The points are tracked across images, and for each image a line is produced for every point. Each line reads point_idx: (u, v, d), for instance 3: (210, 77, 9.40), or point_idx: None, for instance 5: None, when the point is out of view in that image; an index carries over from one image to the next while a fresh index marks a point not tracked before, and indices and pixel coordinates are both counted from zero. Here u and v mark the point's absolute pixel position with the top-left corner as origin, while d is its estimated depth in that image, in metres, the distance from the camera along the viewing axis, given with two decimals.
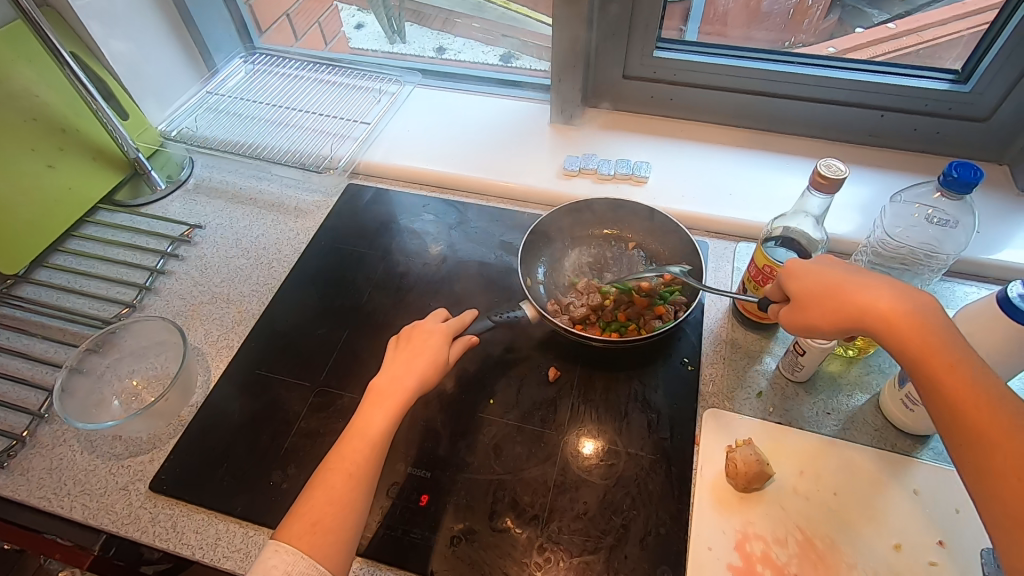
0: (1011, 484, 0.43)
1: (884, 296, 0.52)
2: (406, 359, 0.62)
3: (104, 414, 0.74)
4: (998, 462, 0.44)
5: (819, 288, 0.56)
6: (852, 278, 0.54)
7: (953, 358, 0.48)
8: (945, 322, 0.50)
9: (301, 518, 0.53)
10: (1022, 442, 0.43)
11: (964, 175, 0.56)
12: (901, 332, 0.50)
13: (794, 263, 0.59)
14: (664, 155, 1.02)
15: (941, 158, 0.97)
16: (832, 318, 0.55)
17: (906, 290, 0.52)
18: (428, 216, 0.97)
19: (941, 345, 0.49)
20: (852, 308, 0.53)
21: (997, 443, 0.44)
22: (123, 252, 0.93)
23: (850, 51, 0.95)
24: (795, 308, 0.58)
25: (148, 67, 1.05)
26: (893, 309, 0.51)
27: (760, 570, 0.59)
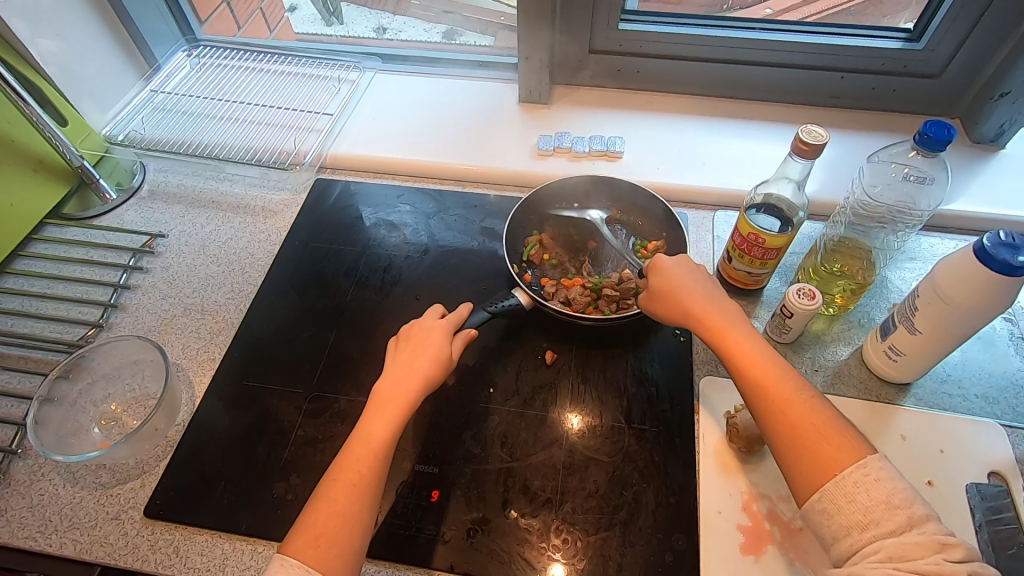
0: (785, 423, 0.54)
1: (699, 299, 0.64)
2: (407, 362, 0.61)
3: (83, 443, 0.70)
4: (774, 414, 0.55)
5: (660, 286, 0.68)
6: (679, 283, 0.66)
7: (743, 340, 0.60)
8: (740, 314, 0.63)
9: (306, 531, 0.52)
10: (781, 388, 0.56)
11: (938, 133, 0.58)
12: (708, 323, 0.63)
13: (657, 262, 0.69)
14: (636, 129, 1.02)
15: (898, 115, 1.00)
16: (669, 313, 0.66)
17: (711, 294, 0.65)
18: (403, 207, 0.94)
19: (733, 329, 0.61)
20: (679, 308, 0.65)
21: (775, 399, 0.56)
22: (79, 269, 0.87)
23: (784, 12, 0.96)
24: (647, 304, 0.70)
25: (82, 67, 0.98)
26: (704, 311, 0.63)
27: (769, 527, 0.62)
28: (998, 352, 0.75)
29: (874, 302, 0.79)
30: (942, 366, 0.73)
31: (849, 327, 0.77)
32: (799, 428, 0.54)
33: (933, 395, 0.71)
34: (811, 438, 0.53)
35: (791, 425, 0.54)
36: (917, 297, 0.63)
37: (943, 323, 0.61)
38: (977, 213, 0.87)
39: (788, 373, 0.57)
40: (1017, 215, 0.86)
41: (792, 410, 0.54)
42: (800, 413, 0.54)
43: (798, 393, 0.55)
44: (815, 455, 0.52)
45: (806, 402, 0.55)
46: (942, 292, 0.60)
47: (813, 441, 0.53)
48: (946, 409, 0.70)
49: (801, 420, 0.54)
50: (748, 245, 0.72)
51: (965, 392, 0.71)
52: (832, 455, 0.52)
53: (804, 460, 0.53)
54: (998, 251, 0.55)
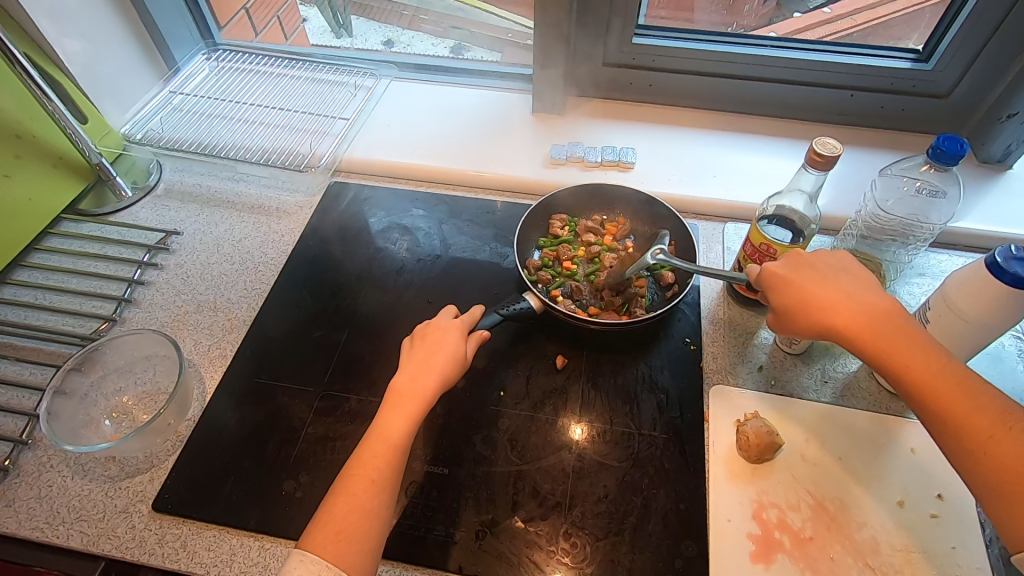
0: (992, 467, 0.49)
1: (849, 310, 0.56)
2: (423, 359, 0.61)
3: (93, 435, 0.70)
4: (971, 448, 0.50)
5: (784, 298, 0.60)
6: (807, 284, 0.59)
7: (919, 358, 0.53)
8: (905, 320, 0.56)
9: (321, 527, 0.52)
10: (983, 421, 0.50)
11: (952, 147, 0.59)
12: (863, 337, 0.55)
13: (769, 272, 0.62)
14: (647, 140, 1.04)
15: (906, 134, 1.02)
16: (806, 328, 0.59)
17: (857, 297, 0.57)
18: (416, 211, 0.95)
19: (903, 344, 0.54)
20: (818, 321, 0.58)
21: (964, 430, 0.50)
22: (93, 264, 0.87)
23: (790, 34, 0.99)
24: (774, 321, 0.62)
25: (104, 67, 0.99)
26: (860, 323, 0.56)
27: (779, 536, 0.62)
28: (1007, 367, 0.75)
29: None
30: None
31: None
32: (1016, 474, 0.48)
33: None
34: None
35: (1006, 466, 0.48)
36: (929, 309, 0.63)
37: (955, 336, 0.62)
38: (985, 232, 0.88)
39: (977, 391, 0.51)
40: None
41: (1003, 440, 0.49)
42: (1008, 448, 0.49)
43: (1008, 425, 0.49)
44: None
45: (1001, 424, 0.50)
46: (954, 305, 0.60)
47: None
48: None
49: (1014, 461, 0.48)
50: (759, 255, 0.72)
51: None
52: None
53: (1022, 509, 0.48)
54: (1009, 265, 0.55)
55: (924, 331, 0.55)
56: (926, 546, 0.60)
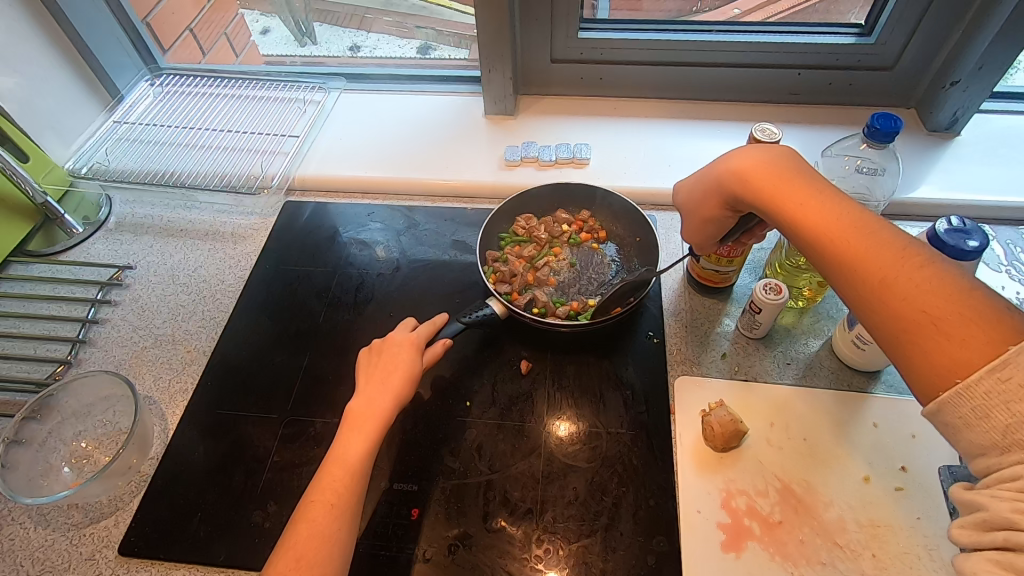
0: (884, 309, 0.46)
1: (751, 165, 0.59)
2: (379, 380, 0.62)
3: (53, 484, 0.69)
4: (866, 284, 0.47)
5: (704, 184, 0.64)
6: (725, 160, 0.62)
7: (817, 203, 0.53)
8: (809, 174, 0.56)
9: (284, 554, 0.52)
10: (879, 259, 0.47)
11: (886, 125, 0.60)
12: (766, 189, 0.57)
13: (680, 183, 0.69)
14: (601, 135, 1.03)
15: (855, 108, 1.02)
16: (714, 203, 0.63)
17: (767, 155, 0.59)
18: (374, 224, 0.94)
19: (800, 194, 0.54)
20: (735, 187, 0.60)
21: (862, 266, 0.48)
22: (46, 306, 0.86)
23: (752, 12, 0.98)
24: (687, 211, 0.67)
25: (42, 102, 0.97)
26: (756, 173, 0.58)
27: (748, 523, 0.62)
28: None
29: None
30: None
31: (819, 319, 0.78)
32: (908, 307, 0.44)
33: None
34: (922, 326, 0.44)
35: (897, 304, 0.45)
36: None
37: None
38: (937, 201, 0.89)
39: (878, 234, 0.49)
40: (975, 200, 0.88)
41: (895, 273, 0.46)
42: (903, 286, 0.45)
43: (903, 260, 0.46)
44: (929, 347, 0.43)
45: (898, 260, 0.47)
46: None
47: (920, 331, 0.44)
48: None
49: (906, 300, 0.45)
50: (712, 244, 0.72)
51: None
52: (953, 351, 0.42)
53: (919, 354, 0.44)
54: (950, 238, 0.56)
55: (835, 188, 0.54)
56: (892, 520, 0.61)
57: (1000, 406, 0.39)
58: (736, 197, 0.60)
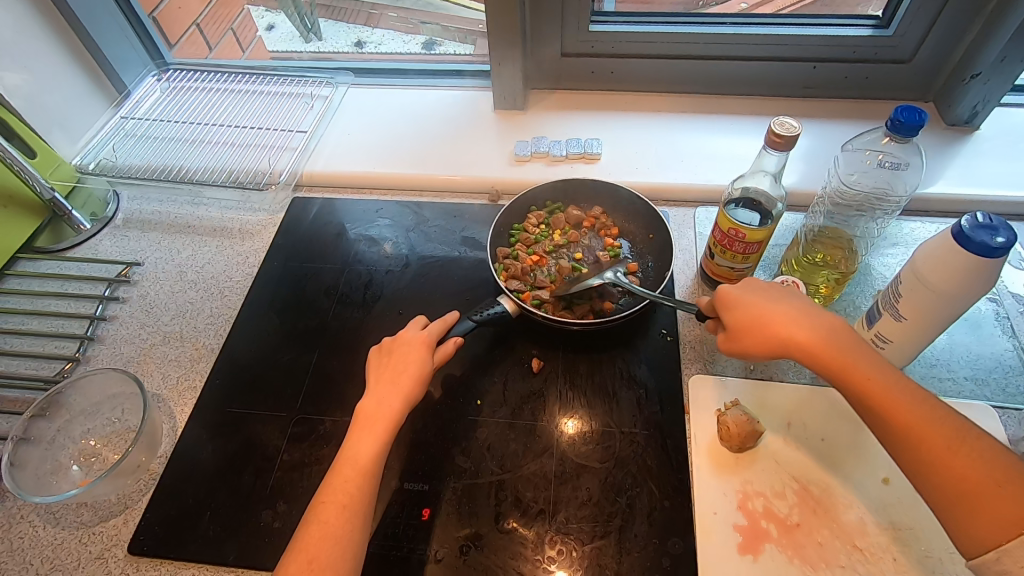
0: (946, 477, 0.48)
1: (802, 325, 0.55)
2: (391, 379, 0.61)
3: (63, 482, 0.68)
4: (931, 457, 0.48)
5: (743, 322, 0.58)
6: (772, 311, 0.57)
7: (870, 369, 0.52)
8: (851, 333, 0.55)
9: (295, 556, 0.51)
10: (937, 434, 0.49)
11: (910, 118, 0.58)
12: (820, 355, 0.54)
13: (723, 293, 0.60)
14: (612, 130, 1.02)
15: (871, 102, 1.01)
16: (763, 349, 0.57)
17: (809, 313, 0.57)
18: (383, 221, 0.93)
19: (857, 361, 0.53)
20: (776, 340, 0.56)
21: (919, 439, 0.49)
22: (54, 303, 0.85)
23: (760, 5, 0.96)
24: (725, 343, 0.60)
25: (49, 97, 0.96)
26: (812, 338, 0.55)
27: (765, 525, 0.61)
28: (985, 333, 0.74)
29: (859, 290, 0.79)
30: (930, 351, 0.73)
31: (835, 317, 0.76)
32: (968, 480, 0.47)
33: (923, 379, 0.71)
34: (974, 487, 0.47)
35: (957, 476, 0.47)
36: (900, 283, 0.62)
37: (927, 309, 0.61)
38: (956, 196, 0.87)
39: (921, 400, 0.51)
40: (996, 195, 0.86)
41: (959, 453, 0.48)
42: (965, 458, 0.48)
43: (961, 433, 0.49)
44: (974, 504, 0.46)
45: (957, 436, 0.48)
46: (924, 278, 0.59)
47: (974, 490, 0.47)
48: (935, 394, 0.70)
49: (966, 470, 0.47)
50: (728, 240, 0.71)
51: (954, 375, 0.71)
52: (1007, 507, 0.45)
53: (978, 515, 0.46)
54: (975, 234, 0.54)
55: (874, 350, 0.54)
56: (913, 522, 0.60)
57: (1022, 531, 0.44)
58: (780, 357, 0.57)
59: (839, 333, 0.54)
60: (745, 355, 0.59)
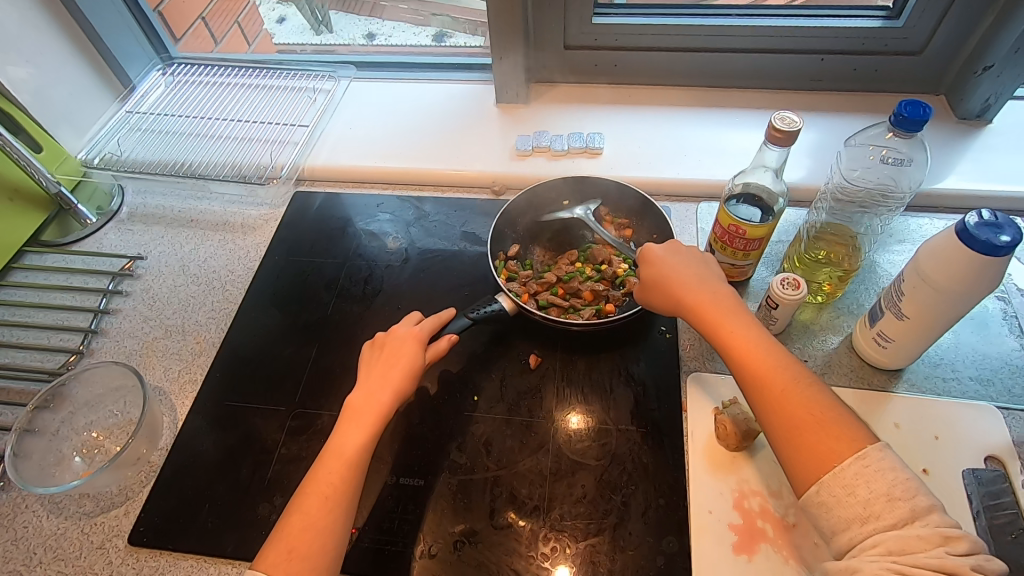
0: (782, 416, 0.50)
1: (695, 286, 0.60)
2: (380, 373, 0.61)
3: (65, 473, 0.69)
4: (769, 396, 0.52)
5: (655, 279, 0.63)
6: (671, 271, 0.63)
7: (735, 325, 0.57)
8: (737, 299, 0.59)
9: (277, 544, 0.52)
10: (777, 377, 0.52)
11: (914, 113, 0.57)
12: (708, 314, 0.58)
13: (645, 251, 0.65)
14: (615, 124, 1.01)
15: (880, 95, 0.99)
16: (666, 303, 0.62)
17: (708, 279, 0.61)
18: (383, 215, 0.93)
19: (725, 315, 0.57)
20: (673, 295, 0.61)
21: (767, 388, 0.52)
22: (60, 296, 0.86)
23: None
24: (640, 296, 0.66)
25: (55, 92, 0.97)
26: (699, 297, 0.59)
27: (761, 524, 0.60)
28: (992, 332, 0.73)
29: (863, 288, 0.78)
30: (934, 350, 0.72)
31: (838, 315, 0.75)
32: (796, 420, 0.50)
33: (927, 379, 0.70)
34: (809, 427, 0.49)
35: (791, 410, 0.50)
36: (903, 281, 0.61)
37: (930, 308, 0.60)
38: (966, 192, 0.85)
39: (783, 358, 0.54)
40: (1007, 191, 0.84)
41: (791, 399, 0.51)
42: (796, 402, 0.50)
43: (797, 381, 0.52)
44: (808, 443, 0.49)
45: (794, 384, 0.52)
46: (927, 277, 0.58)
47: (807, 430, 0.49)
48: (939, 394, 0.68)
49: (800, 414, 0.50)
50: (728, 237, 0.71)
51: (959, 375, 0.70)
52: (830, 447, 0.48)
53: (802, 450, 0.49)
54: (980, 232, 0.53)
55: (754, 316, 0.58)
56: None
57: (862, 484, 0.46)
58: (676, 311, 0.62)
59: (726, 295, 0.59)
60: (654, 308, 0.65)
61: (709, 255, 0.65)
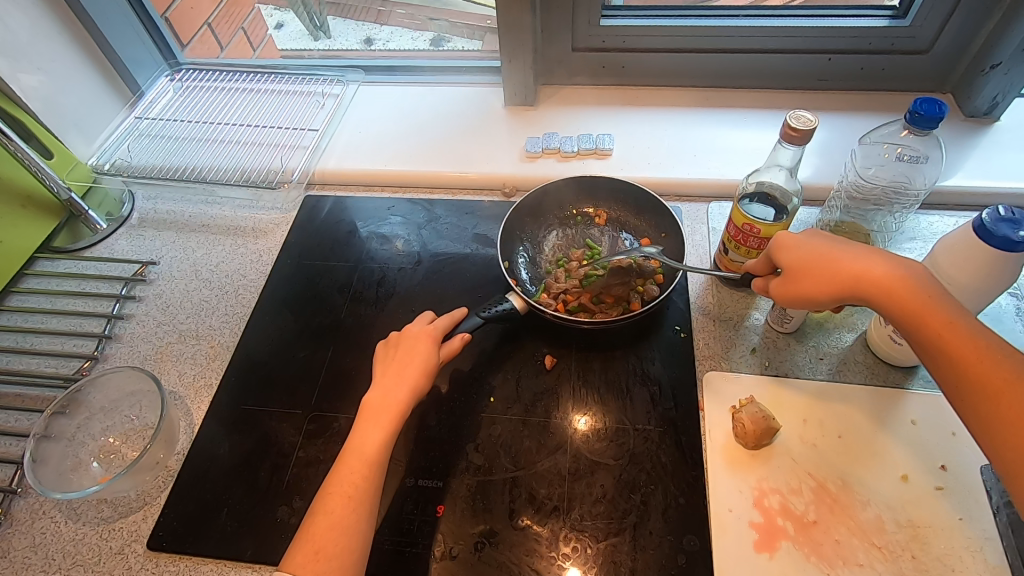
0: (1010, 423, 0.46)
1: (865, 265, 0.55)
2: (397, 372, 0.61)
3: (82, 479, 0.69)
4: (988, 401, 0.47)
5: (799, 262, 0.58)
6: (841, 252, 0.57)
7: (945, 309, 0.51)
8: (925, 279, 0.53)
9: (302, 545, 0.52)
10: (1006, 377, 0.47)
11: (930, 110, 0.57)
12: (897, 300, 0.53)
13: (784, 238, 0.61)
14: (624, 125, 1.01)
15: (887, 93, 0.99)
16: (817, 289, 0.57)
17: (879, 257, 0.55)
18: (394, 218, 0.94)
19: (923, 300, 0.52)
20: (837, 276, 0.56)
21: (993, 389, 0.47)
22: (72, 302, 0.86)
23: None
24: (781, 287, 0.61)
25: (66, 98, 0.98)
26: (883, 278, 0.54)
27: (782, 522, 0.60)
28: (1006, 328, 0.73)
29: None
30: None
31: (852, 312, 0.75)
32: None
33: None
34: None
35: (1014, 414, 0.46)
36: None
37: None
38: (976, 189, 0.86)
39: (1001, 353, 0.48)
40: (1017, 187, 0.85)
41: None
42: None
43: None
44: None
45: None
46: (944, 273, 0.58)
47: None
48: None
49: None
50: (743, 236, 0.71)
51: None
52: None
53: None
54: (997, 227, 0.53)
55: (953, 298, 0.52)
56: (932, 520, 0.59)
57: None
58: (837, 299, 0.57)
59: (913, 279, 0.53)
60: (799, 297, 0.60)
61: (860, 235, 0.59)
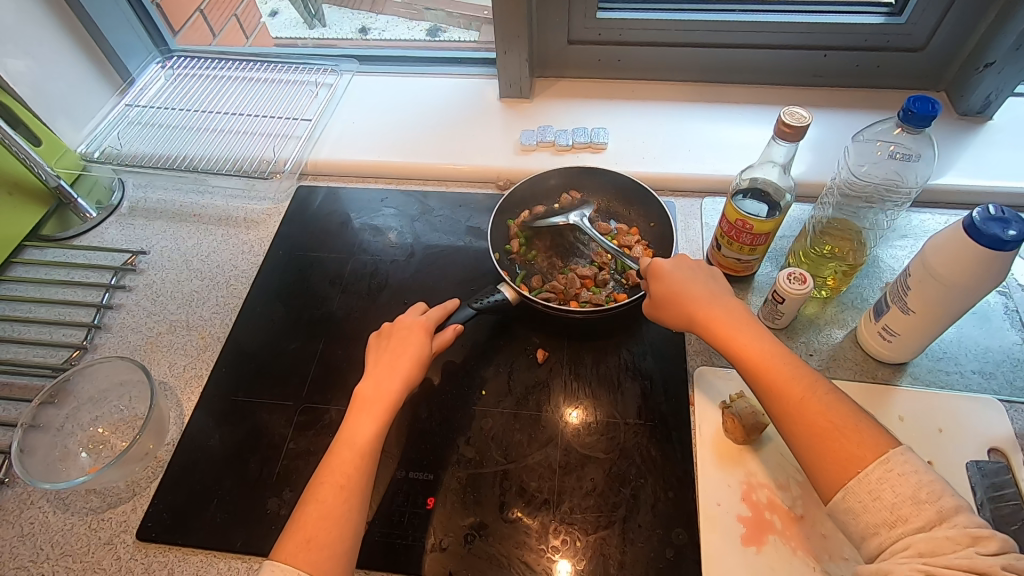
0: (815, 434, 0.50)
1: (705, 301, 0.60)
2: (390, 363, 0.61)
3: (71, 469, 0.69)
4: (794, 420, 0.51)
5: (667, 293, 0.62)
6: (686, 287, 0.61)
7: (752, 341, 0.56)
8: (747, 314, 0.59)
9: (294, 535, 0.52)
10: (803, 397, 0.51)
11: (922, 108, 0.57)
12: (721, 334, 0.57)
13: (656, 265, 0.64)
14: (619, 119, 1.01)
15: (882, 90, 0.99)
16: (678, 318, 0.61)
17: (717, 295, 0.60)
18: (387, 210, 0.93)
19: (740, 332, 0.57)
20: (686, 311, 0.60)
21: (793, 407, 0.51)
22: (60, 291, 0.86)
23: None
24: (650, 312, 0.65)
25: (54, 84, 0.96)
26: (709, 313, 0.59)
27: (769, 516, 0.61)
28: (993, 326, 0.74)
29: (867, 282, 0.78)
30: (937, 344, 0.72)
31: (843, 309, 0.76)
32: (826, 433, 0.49)
33: (931, 373, 0.70)
34: (833, 440, 0.49)
35: (811, 423, 0.50)
36: (909, 276, 0.62)
37: (936, 303, 0.60)
38: (968, 187, 0.86)
39: (798, 378, 0.53)
40: (1008, 186, 0.85)
41: (821, 416, 0.50)
42: (816, 418, 0.50)
43: (811, 395, 0.51)
44: (837, 457, 0.48)
45: (813, 397, 0.51)
46: (934, 272, 0.58)
47: (835, 444, 0.49)
48: (943, 387, 0.69)
49: (828, 429, 0.49)
50: (735, 232, 0.71)
51: (962, 368, 0.71)
52: (862, 463, 0.47)
53: (833, 475, 0.48)
54: (987, 226, 0.53)
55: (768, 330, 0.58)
56: None
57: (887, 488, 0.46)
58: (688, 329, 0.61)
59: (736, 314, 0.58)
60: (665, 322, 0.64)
61: (718, 271, 0.64)
